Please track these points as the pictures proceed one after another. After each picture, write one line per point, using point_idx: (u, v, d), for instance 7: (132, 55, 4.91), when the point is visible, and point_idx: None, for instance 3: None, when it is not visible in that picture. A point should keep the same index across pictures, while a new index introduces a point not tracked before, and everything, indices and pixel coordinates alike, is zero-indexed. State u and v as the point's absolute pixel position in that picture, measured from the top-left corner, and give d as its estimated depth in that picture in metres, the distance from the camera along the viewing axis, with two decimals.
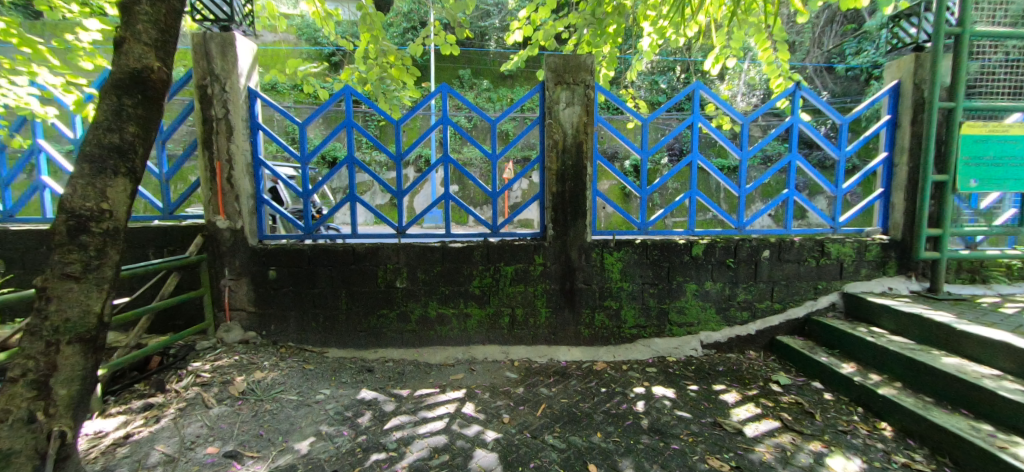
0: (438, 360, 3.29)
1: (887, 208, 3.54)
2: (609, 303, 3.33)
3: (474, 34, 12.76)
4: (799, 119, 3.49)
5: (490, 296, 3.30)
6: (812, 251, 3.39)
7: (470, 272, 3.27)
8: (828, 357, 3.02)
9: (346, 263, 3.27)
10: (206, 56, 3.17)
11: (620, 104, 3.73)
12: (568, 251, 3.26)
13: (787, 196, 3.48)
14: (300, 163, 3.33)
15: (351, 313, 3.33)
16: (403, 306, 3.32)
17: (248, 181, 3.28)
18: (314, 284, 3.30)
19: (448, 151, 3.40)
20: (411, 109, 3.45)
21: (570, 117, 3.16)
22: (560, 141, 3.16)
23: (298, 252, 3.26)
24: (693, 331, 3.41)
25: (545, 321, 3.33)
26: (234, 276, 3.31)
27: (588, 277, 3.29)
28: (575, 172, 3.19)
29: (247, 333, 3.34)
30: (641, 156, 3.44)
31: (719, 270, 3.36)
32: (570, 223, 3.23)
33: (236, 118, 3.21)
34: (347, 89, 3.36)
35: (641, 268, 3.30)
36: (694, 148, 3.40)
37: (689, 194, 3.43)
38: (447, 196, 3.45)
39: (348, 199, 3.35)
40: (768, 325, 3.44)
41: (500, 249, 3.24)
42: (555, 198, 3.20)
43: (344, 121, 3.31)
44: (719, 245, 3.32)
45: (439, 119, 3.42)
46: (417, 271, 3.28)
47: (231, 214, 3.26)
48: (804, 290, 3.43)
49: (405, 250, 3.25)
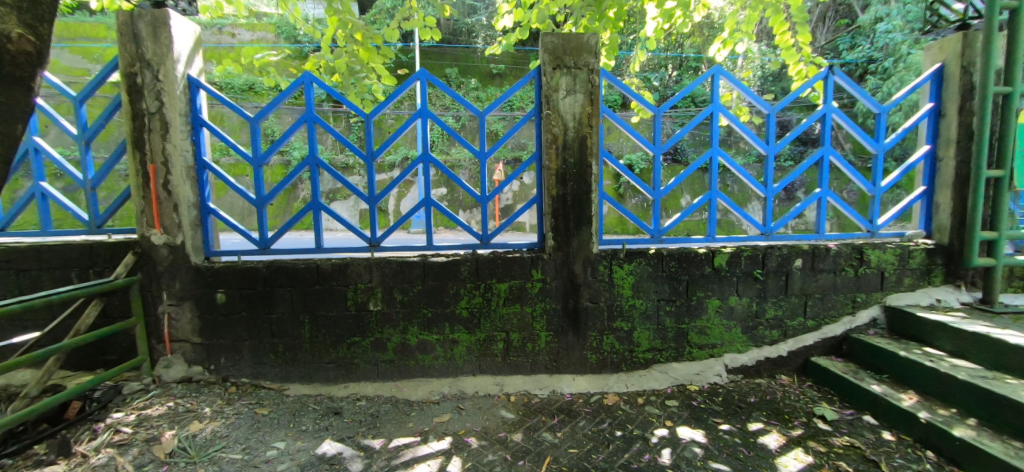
0: (419, 396, 2.76)
1: (930, 208, 3.13)
2: (619, 324, 2.86)
3: (460, 31, 12.30)
4: (833, 109, 3.00)
5: (480, 319, 2.81)
6: (851, 259, 2.96)
7: (456, 291, 2.78)
8: (880, 386, 2.57)
9: (310, 283, 2.77)
10: (135, 38, 2.64)
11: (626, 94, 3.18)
12: (571, 264, 2.78)
13: (820, 196, 3.02)
14: (252, 165, 2.80)
15: (317, 341, 2.82)
16: (378, 334, 2.81)
17: (190, 187, 2.75)
18: (272, 309, 2.79)
19: (429, 148, 2.87)
20: (385, 100, 2.89)
21: (572, 107, 2.68)
22: (560, 135, 2.68)
23: (251, 271, 2.76)
24: (716, 354, 2.94)
25: (545, 347, 2.85)
26: (175, 301, 2.78)
27: (595, 294, 2.81)
28: (579, 172, 2.71)
29: (191, 369, 2.81)
30: (654, 153, 2.94)
31: (746, 283, 2.90)
32: (573, 231, 2.75)
33: (172, 113, 2.68)
34: (306, 76, 2.81)
35: (656, 282, 2.84)
36: (715, 142, 2.91)
37: (709, 195, 2.94)
38: (430, 201, 2.91)
39: (310, 207, 2.82)
40: (801, 345, 2.99)
41: (491, 263, 2.75)
42: (555, 202, 2.71)
43: (304, 115, 2.77)
44: (746, 255, 2.87)
45: (418, 113, 2.88)
46: (393, 292, 2.78)
47: (169, 227, 2.74)
48: (841, 305, 3.00)
49: (379, 266, 2.75)
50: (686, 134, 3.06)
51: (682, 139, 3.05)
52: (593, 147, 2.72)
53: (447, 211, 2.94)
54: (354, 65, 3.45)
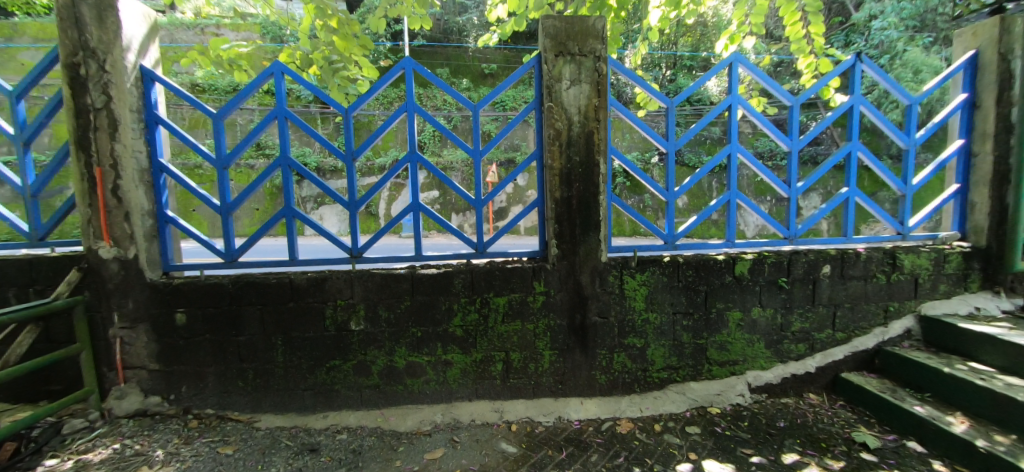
0: (408, 426, 2.44)
1: (964, 207, 2.88)
2: (632, 340, 2.56)
3: (450, 31, 12.04)
4: (861, 100, 2.70)
5: (477, 338, 2.50)
6: (882, 265, 2.71)
7: (449, 307, 2.47)
8: (925, 408, 2.29)
9: (282, 300, 2.44)
10: (76, 23, 2.28)
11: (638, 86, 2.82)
12: (578, 275, 2.48)
13: (847, 196, 2.72)
14: (215, 167, 2.46)
15: (291, 366, 2.50)
16: (362, 356, 2.50)
17: (144, 193, 2.42)
18: (239, 330, 2.47)
19: (417, 145, 2.50)
20: (365, 93, 2.51)
21: (576, 99, 2.38)
22: (563, 131, 2.38)
23: (216, 287, 2.44)
24: (738, 371, 2.66)
25: (550, 367, 2.55)
26: (128, 324, 2.45)
27: (604, 308, 2.52)
28: (585, 172, 2.42)
29: (148, 400, 2.48)
30: (668, 150, 2.59)
31: (770, 293, 2.62)
32: (580, 238, 2.45)
33: (122, 109, 2.34)
34: (276, 65, 2.44)
35: (671, 294, 2.55)
36: (734, 137, 2.63)
37: (728, 196, 2.64)
38: (419, 206, 2.54)
39: (284, 214, 2.49)
40: (831, 359, 2.72)
41: (488, 274, 2.45)
42: (559, 205, 2.41)
43: (275, 110, 2.44)
44: (769, 261, 2.59)
45: (403, 108, 2.51)
46: (377, 309, 2.46)
47: (121, 240, 2.40)
48: (872, 315, 2.74)
49: (361, 280, 2.44)
50: (703, 128, 2.76)
51: (698, 134, 2.74)
52: (601, 142, 2.42)
53: (439, 216, 2.55)
54: (331, 57, 3.15)
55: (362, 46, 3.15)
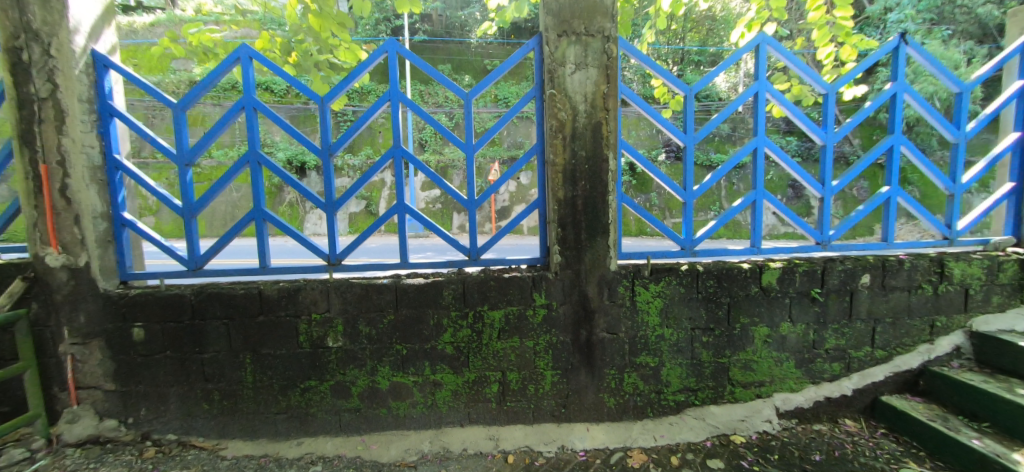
0: (391, 456, 2.17)
1: (1020, 209, 2.55)
2: (644, 359, 2.27)
3: (453, 26, 11.76)
4: (905, 87, 2.38)
5: (470, 356, 2.22)
6: (929, 274, 2.39)
7: (438, 321, 2.19)
8: (984, 441, 1.97)
9: (251, 314, 2.18)
10: (17, 2, 2.02)
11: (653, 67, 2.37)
12: (584, 286, 2.19)
13: (888, 196, 2.41)
14: (176, 164, 2.20)
15: (262, 387, 2.23)
16: (340, 376, 2.22)
17: (96, 193, 2.16)
18: (204, 347, 2.20)
19: (401, 138, 2.20)
20: (343, 80, 2.21)
21: (582, 85, 2.08)
22: (567, 122, 2.08)
23: (177, 299, 2.18)
24: (764, 393, 2.36)
25: (552, 389, 2.26)
26: (80, 340, 2.19)
27: (613, 323, 2.22)
28: (592, 169, 2.12)
29: (102, 424, 2.23)
30: (685, 144, 2.27)
31: (802, 306, 2.32)
32: (585, 244, 2.16)
33: (70, 99, 2.08)
34: (242, 48, 2.16)
35: (690, 307, 2.25)
36: (761, 128, 2.32)
37: (754, 196, 2.33)
38: (405, 208, 2.23)
39: (252, 216, 2.22)
40: (869, 380, 2.41)
41: (482, 285, 2.17)
42: (562, 207, 2.12)
43: (242, 100, 2.17)
44: (800, 270, 2.29)
45: (386, 97, 2.22)
46: (357, 323, 2.18)
47: (70, 246, 2.14)
48: (916, 331, 2.43)
49: (339, 291, 2.16)
50: (725, 119, 2.41)
51: (719, 125, 2.40)
52: (611, 135, 2.12)
53: (429, 220, 2.24)
54: (308, 41, 2.73)
55: (341, 25, 2.64)
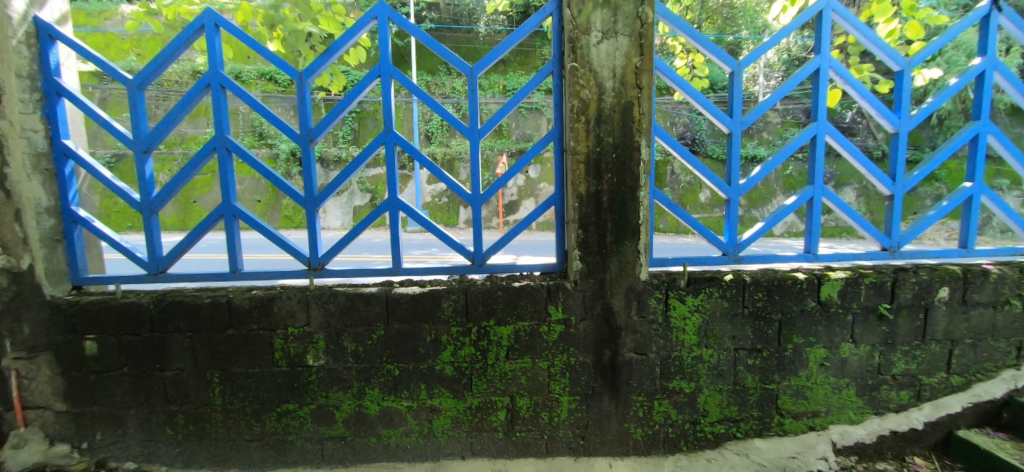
0: None
1: None
2: (678, 385, 1.92)
3: (461, 15, 11.38)
4: (997, 64, 1.99)
5: (472, 378, 1.89)
6: (1019, 287, 2.01)
7: (436, 338, 1.86)
8: None
9: (220, 327, 1.87)
10: None
11: (701, 44, 1.89)
12: (609, 298, 1.84)
13: (971, 194, 2.02)
14: (134, 150, 1.90)
15: (232, 410, 1.93)
16: (322, 400, 1.91)
17: (41, 184, 1.86)
18: (166, 364, 1.91)
19: (393, 121, 1.87)
20: (323, 53, 1.87)
21: (611, 58, 1.73)
22: (591, 102, 1.73)
23: (135, 308, 1.88)
24: (818, 426, 2.01)
25: (569, 418, 1.92)
26: (26, 353, 1.90)
27: (642, 342, 1.88)
28: (620, 159, 1.77)
29: (53, 450, 1.95)
30: (731, 131, 1.91)
31: (866, 325, 1.96)
32: (611, 249, 1.82)
33: (6, 73, 1.77)
34: (207, 14, 1.84)
35: (733, 324, 1.90)
36: (821, 112, 1.94)
37: (812, 192, 1.95)
38: (397, 203, 1.89)
39: (220, 212, 1.91)
40: (944, 412, 2.05)
41: (488, 296, 1.83)
42: (584, 205, 1.78)
43: (207, 76, 1.86)
44: (866, 282, 1.93)
45: (375, 71, 1.88)
46: (342, 339, 1.87)
47: (11, 245, 1.84)
48: (1000, 354, 2.05)
49: (321, 302, 1.85)
50: (782, 98, 1.99)
51: (773, 106, 1.99)
52: (643, 118, 1.76)
53: (426, 218, 1.91)
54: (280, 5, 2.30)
55: None
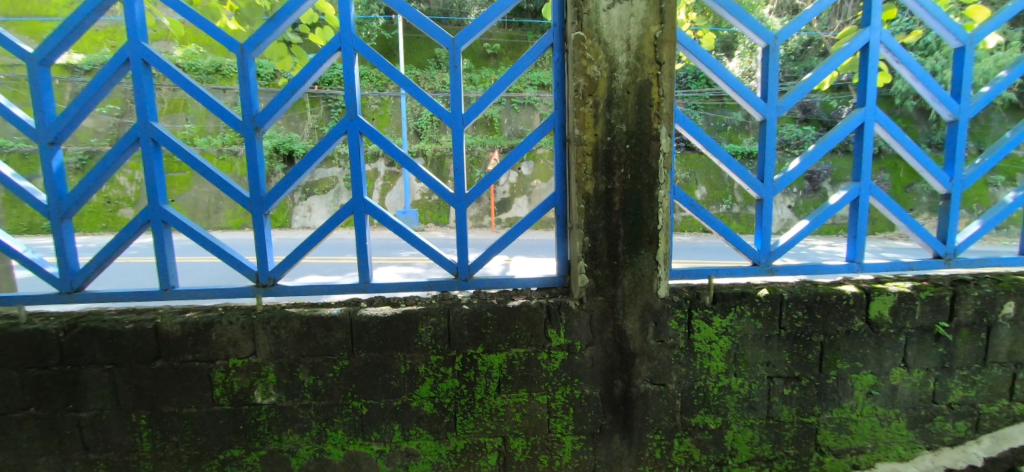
0: None
1: None
2: (703, 420, 1.62)
3: (449, 7, 11.00)
4: None
5: (457, 417, 1.57)
6: None
7: (412, 369, 1.53)
8: None
9: (146, 358, 1.53)
10: None
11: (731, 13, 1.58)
12: (621, 320, 1.53)
13: None
14: (40, 141, 1.55)
15: (165, 458, 1.59)
16: (275, 444, 1.58)
17: None
18: (82, 403, 1.56)
19: (357, 104, 1.53)
20: (271, 21, 1.52)
21: (622, 26, 1.40)
22: (599, 82, 1.41)
23: (40, 336, 1.53)
24: (862, 464, 1.72)
25: (573, 462, 1.61)
26: None
27: (661, 371, 1.57)
28: (635, 151, 1.45)
29: None
30: (765, 118, 1.61)
31: (921, 347, 1.66)
32: (623, 260, 1.50)
33: None
34: None
35: (768, 349, 1.59)
36: (869, 95, 1.64)
37: (858, 190, 1.65)
38: (363, 204, 1.55)
39: (147, 216, 1.56)
40: (1006, 446, 1.76)
41: (475, 318, 1.51)
42: (591, 208, 1.46)
43: (127, 49, 1.51)
44: (922, 297, 1.63)
45: (334, 43, 1.52)
46: (296, 372, 1.53)
47: None
48: None
49: (270, 326, 1.51)
50: (822, 80, 1.68)
51: (812, 89, 1.68)
52: (663, 101, 1.44)
53: (401, 223, 1.58)
54: None
55: None
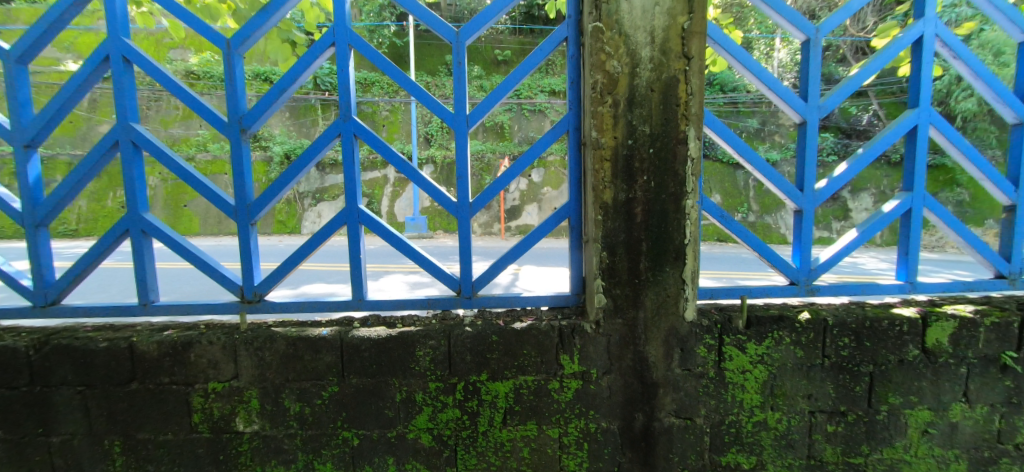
0: None
1: None
2: (734, 459, 1.44)
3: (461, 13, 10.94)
4: None
5: (457, 450, 1.40)
6: None
7: (408, 397, 1.38)
8: None
9: (121, 379, 1.40)
10: None
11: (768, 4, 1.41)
12: (642, 346, 1.36)
13: None
14: (15, 143, 1.44)
15: None
16: None
17: None
18: (52, 427, 1.44)
19: (351, 104, 1.39)
20: (259, 14, 1.39)
21: (645, 16, 1.25)
22: (618, 79, 1.26)
23: (8, 354, 1.41)
24: None
25: None
26: None
27: (687, 404, 1.39)
28: (659, 156, 1.29)
29: None
30: (805, 120, 1.44)
31: (985, 379, 1.46)
32: (645, 279, 1.33)
33: None
34: None
35: (810, 380, 1.41)
36: (924, 94, 1.45)
37: (911, 201, 1.47)
38: (357, 213, 1.41)
39: (126, 225, 1.44)
40: None
41: (479, 341, 1.35)
42: (609, 220, 1.30)
43: (107, 45, 1.40)
44: (986, 324, 1.43)
45: (327, 37, 1.39)
46: (281, 397, 1.39)
47: None
48: None
49: (253, 347, 1.37)
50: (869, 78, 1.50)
51: (857, 88, 1.50)
52: (691, 100, 1.28)
53: (398, 235, 1.43)
54: None
55: None
